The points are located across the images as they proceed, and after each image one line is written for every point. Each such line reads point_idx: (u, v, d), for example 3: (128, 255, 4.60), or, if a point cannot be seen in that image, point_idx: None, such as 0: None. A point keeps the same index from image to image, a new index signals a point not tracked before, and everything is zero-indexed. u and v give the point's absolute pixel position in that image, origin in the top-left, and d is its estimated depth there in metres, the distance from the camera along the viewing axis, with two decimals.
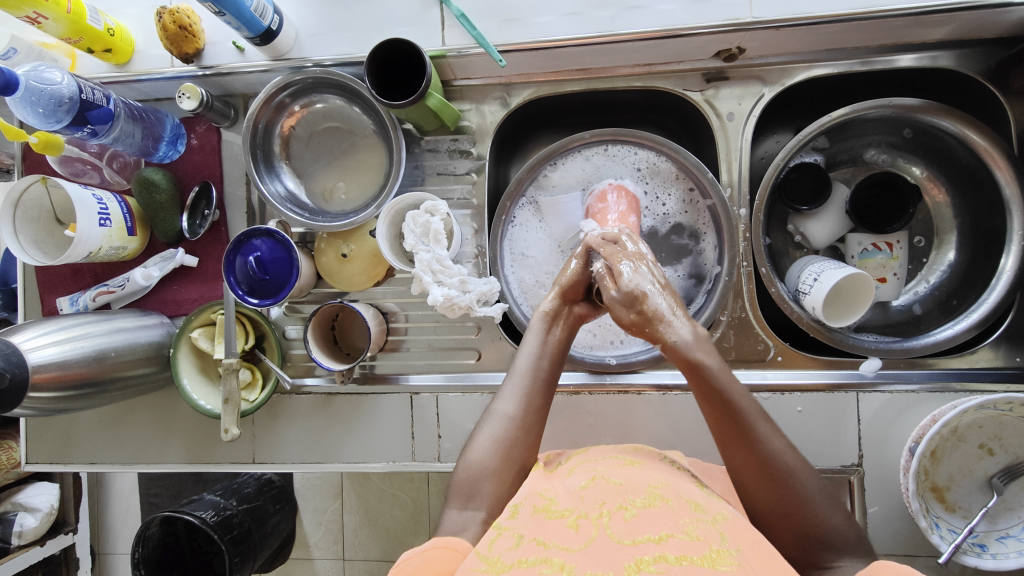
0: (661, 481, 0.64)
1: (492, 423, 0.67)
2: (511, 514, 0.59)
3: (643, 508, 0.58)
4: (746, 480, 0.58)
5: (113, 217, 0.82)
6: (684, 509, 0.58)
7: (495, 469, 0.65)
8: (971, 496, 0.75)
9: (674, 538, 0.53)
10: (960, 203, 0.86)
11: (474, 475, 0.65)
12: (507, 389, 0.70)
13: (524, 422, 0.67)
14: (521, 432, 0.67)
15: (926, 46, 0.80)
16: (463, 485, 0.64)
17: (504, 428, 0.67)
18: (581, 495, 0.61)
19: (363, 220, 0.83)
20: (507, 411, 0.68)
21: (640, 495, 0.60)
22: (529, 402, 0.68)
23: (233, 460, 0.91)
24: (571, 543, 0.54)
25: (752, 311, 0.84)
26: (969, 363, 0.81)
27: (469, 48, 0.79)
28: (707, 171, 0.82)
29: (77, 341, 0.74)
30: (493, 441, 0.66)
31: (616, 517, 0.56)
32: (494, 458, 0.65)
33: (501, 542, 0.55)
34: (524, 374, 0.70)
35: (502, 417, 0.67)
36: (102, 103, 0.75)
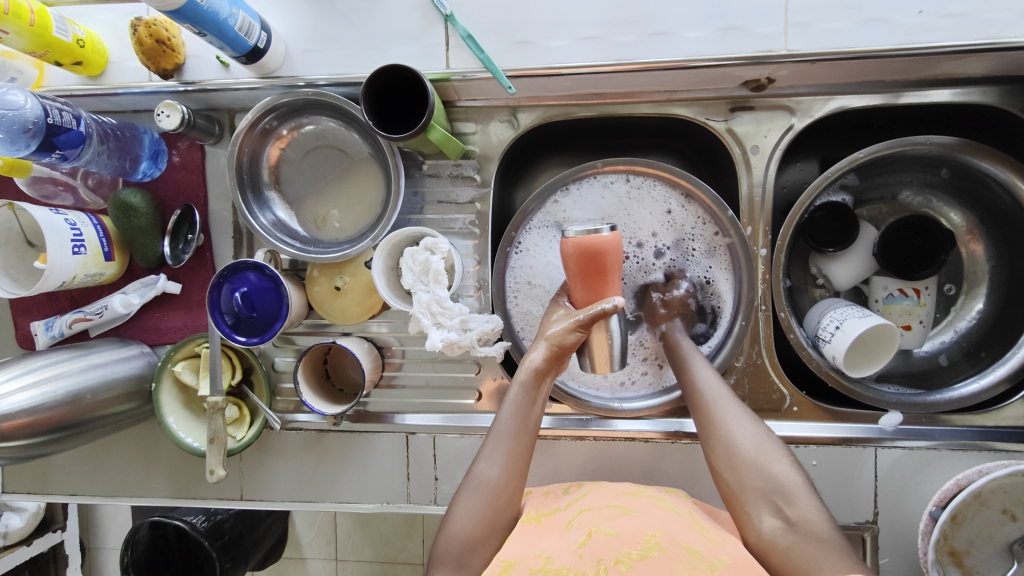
0: (658, 527, 0.62)
1: (472, 492, 0.64)
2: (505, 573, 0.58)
3: (640, 560, 0.57)
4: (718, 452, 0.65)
5: (88, 243, 0.76)
6: (681, 555, 0.57)
7: (478, 541, 0.61)
8: (990, 560, 0.71)
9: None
10: (994, 249, 0.81)
11: (457, 548, 0.61)
12: (490, 449, 0.66)
13: (508, 488, 0.64)
14: (505, 500, 0.64)
15: (967, 82, 0.74)
16: (450, 555, 0.60)
17: (485, 497, 0.63)
18: (579, 552, 0.60)
19: (358, 253, 0.77)
20: (489, 476, 0.65)
21: (636, 545, 0.59)
22: (512, 465, 0.65)
23: (220, 496, 0.87)
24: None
25: (768, 357, 0.79)
26: (994, 421, 0.77)
27: (475, 72, 0.73)
28: (727, 209, 0.77)
29: (50, 384, 0.69)
30: (474, 512, 0.63)
31: (613, 573, 0.56)
32: (477, 528, 0.62)
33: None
34: (508, 435, 0.67)
35: (483, 485, 0.64)
36: (72, 126, 0.68)
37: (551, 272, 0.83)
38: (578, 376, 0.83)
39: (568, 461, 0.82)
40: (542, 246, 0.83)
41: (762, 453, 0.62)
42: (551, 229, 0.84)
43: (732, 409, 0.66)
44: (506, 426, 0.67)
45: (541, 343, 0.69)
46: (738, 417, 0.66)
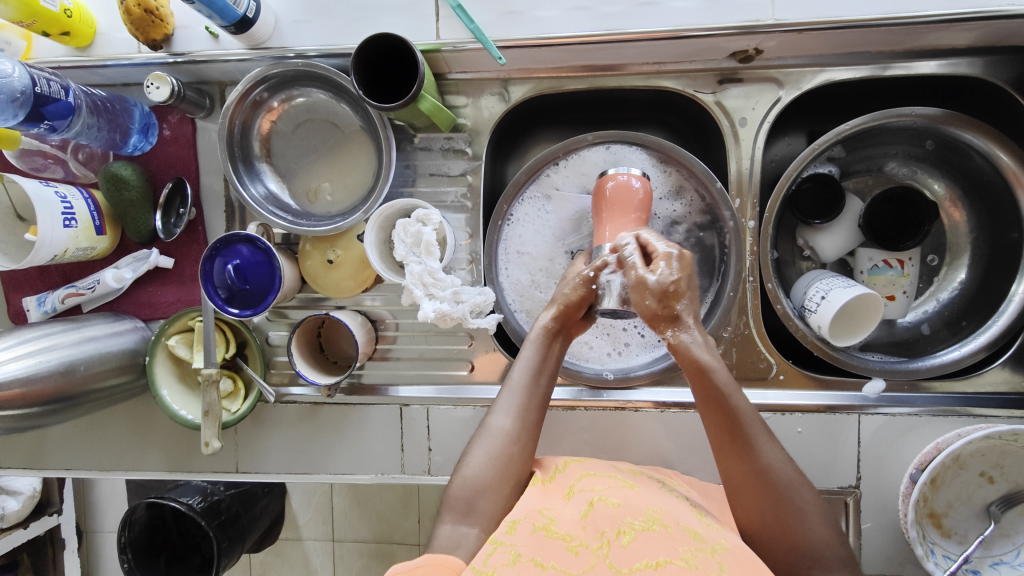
0: (661, 505, 0.61)
1: (487, 439, 0.67)
2: (510, 530, 0.58)
3: (642, 531, 0.56)
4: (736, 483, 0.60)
5: (79, 216, 0.76)
6: (682, 535, 0.56)
7: (489, 485, 0.64)
8: (968, 522, 0.74)
9: (671, 565, 0.52)
10: (977, 220, 0.83)
11: (469, 491, 0.64)
12: (504, 401, 0.70)
13: (519, 438, 0.67)
14: (517, 448, 0.67)
15: (952, 53, 0.75)
16: (460, 502, 0.64)
17: (499, 444, 0.67)
18: (582, 523, 0.59)
19: (350, 225, 0.77)
20: (501, 426, 0.68)
21: (639, 517, 0.58)
22: (524, 414, 0.69)
23: (215, 469, 0.88)
24: (570, 567, 0.53)
25: (755, 327, 0.81)
26: (974, 387, 0.79)
27: (465, 42, 0.73)
28: (716, 180, 0.78)
29: (44, 355, 0.69)
30: (487, 458, 0.66)
31: (615, 545, 0.55)
32: (488, 472, 0.65)
33: (497, 557, 0.53)
34: (521, 389, 0.70)
35: (497, 433, 0.67)
36: (60, 96, 0.68)
37: (541, 244, 0.84)
38: (569, 347, 0.84)
39: (560, 431, 0.84)
40: (533, 218, 0.84)
41: (798, 498, 0.58)
42: (542, 201, 0.84)
43: (771, 442, 0.60)
44: (518, 381, 0.71)
45: (551, 303, 0.72)
46: (776, 454, 0.59)
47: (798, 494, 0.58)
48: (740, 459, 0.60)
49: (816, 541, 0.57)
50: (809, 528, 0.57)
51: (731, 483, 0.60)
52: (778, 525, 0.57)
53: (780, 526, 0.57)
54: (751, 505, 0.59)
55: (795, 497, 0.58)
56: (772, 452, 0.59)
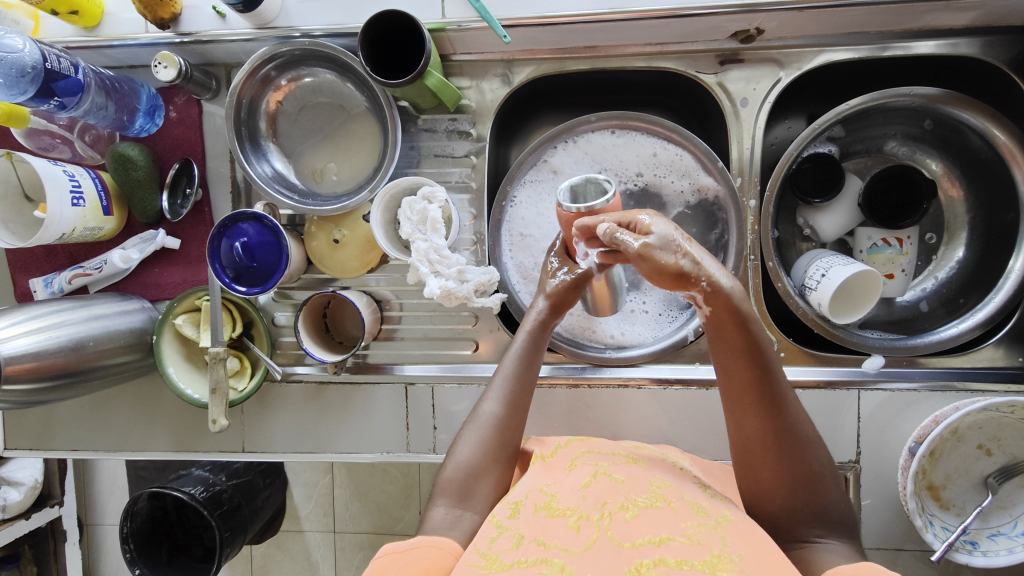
0: (664, 480, 0.61)
1: (478, 427, 0.67)
2: (513, 513, 0.57)
3: (644, 509, 0.56)
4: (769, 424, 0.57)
5: (87, 195, 0.77)
6: (685, 511, 0.56)
7: (480, 469, 0.64)
8: (966, 494, 0.76)
9: (674, 542, 0.52)
10: (974, 199, 0.84)
11: (464, 475, 0.64)
12: (494, 389, 0.69)
13: (510, 423, 0.67)
14: (508, 432, 0.67)
15: (949, 33, 0.76)
16: (454, 485, 0.63)
17: (491, 430, 0.67)
18: (583, 493, 0.59)
19: (356, 205, 0.78)
20: (493, 412, 0.68)
21: (642, 494, 0.58)
22: (514, 399, 0.69)
23: (221, 448, 0.89)
24: (571, 544, 0.53)
25: (756, 306, 0.82)
26: (970, 362, 0.80)
27: (470, 21, 0.74)
28: (717, 160, 0.79)
29: (53, 331, 0.70)
30: (478, 442, 0.66)
31: (617, 518, 0.55)
32: (480, 456, 0.65)
33: (501, 540, 0.54)
34: (513, 375, 0.69)
35: (489, 419, 0.67)
36: (69, 73, 0.69)
37: (545, 224, 0.85)
38: (572, 327, 0.85)
39: (564, 409, 0.85)
40: (536, 197, 0.85)
41: (802, 438, 0.57)
42: (545, 181, 0.85)
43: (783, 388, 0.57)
44: (509, 367, 0.70)
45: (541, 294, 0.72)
46: (783, 395, 0.57)
47: (801, 432, 0.57)
48: (757, 416, 0.57)
49: (815, 481, 0.57)
50: (812, 464, 0.57)
51: (741, 439, 0.58)
52: (782, 470, 0.57)
53: (786, 468, 0.57)
54: (759, 451, 0.57)
55: (808, 447, 0.56)
56: (782, 394, 0.57)
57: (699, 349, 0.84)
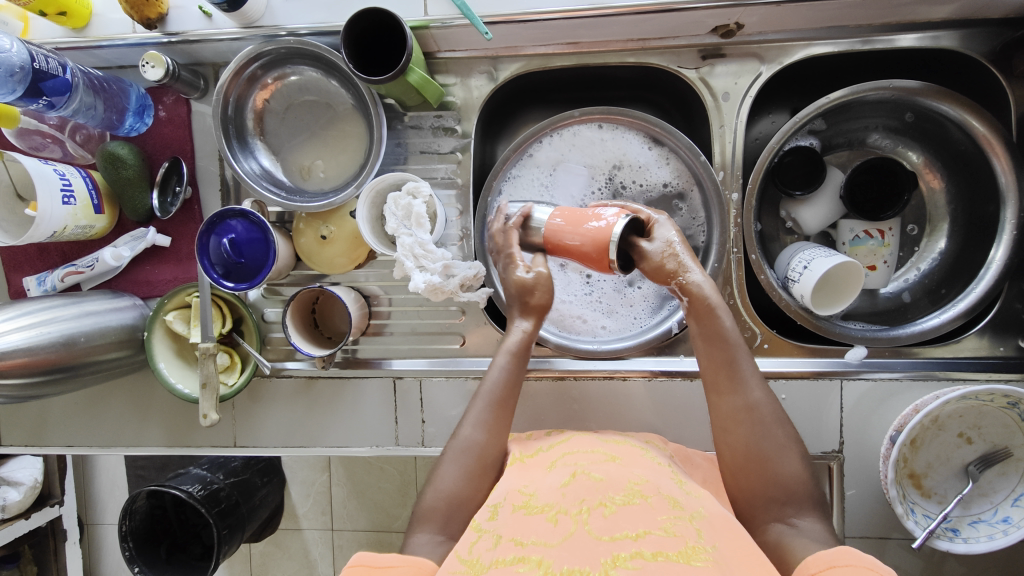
0: (642, 476, 0.62)
1: (460, 454, 0.67)
2: (491, 516, 0.58)
3: (622, 506, 0.57)
4: (726, 423, 0.63)
5: (78, 194, 0.77)
6: (662, 505, 0.56)
7: (464, 497, 0.65)
8: (948, 482, 0.76)
9: (651, 535, 0.52)
10: (954, 191, 0.85)
11: (446, 504, 0.64)
12: (474, 410, 0.70)
13: (491, 446, 0.68)
14: (491, 458, 0.68)
15: (929, 26, 0.77)
16: (437, 511, 0.64)
17: (472, 458, 0.67)
18: (562, 491, 0.60)
19: (342, 201, 0.79)
20: (473, 438, 0.68)
21: (620, 491, 0.59)
22: (496, 426, 0.69)
23: (214, 443, 0.90)
24: (550, 538, 0.54)
25: (740, 298, 0.83)
26: (953, 352, 0.81)
27: (453, 19, 0.75)
28: (700, 154, 0.80)
29: (44, 327, 0.71)
30: (460, 471, 0.66)
31: (595, 514, 0.56)
32: (464, 486, 0.66)
33: (482, 544, 0.54)
34: (491, 399, 0.70)
35: (471, 446, 0.68)
36: (57, 73, 0.70)
37: None
38: (559, 322, 0.86)
39: (551, 402, 0.86)
40: (522, 192, 0.87)
41: (773, 437, 0.61)
42: (530, 176, 0.86)
43: (751, 384, 0.63)
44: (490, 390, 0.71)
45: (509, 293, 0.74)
46: (754, 395, 0.63)
47: (773, 433, 0.61)
48: (726, 396, 0.63)
49: (787, 476, 0.60)
50: (784, 468, 0.60)
51: (719, 424, 0.63)
52: (753, 464, 0.60)
53: (747, 453, 0.61)
54: (730, 445, 0.62)
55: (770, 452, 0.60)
56: (745, 394, 0.63)
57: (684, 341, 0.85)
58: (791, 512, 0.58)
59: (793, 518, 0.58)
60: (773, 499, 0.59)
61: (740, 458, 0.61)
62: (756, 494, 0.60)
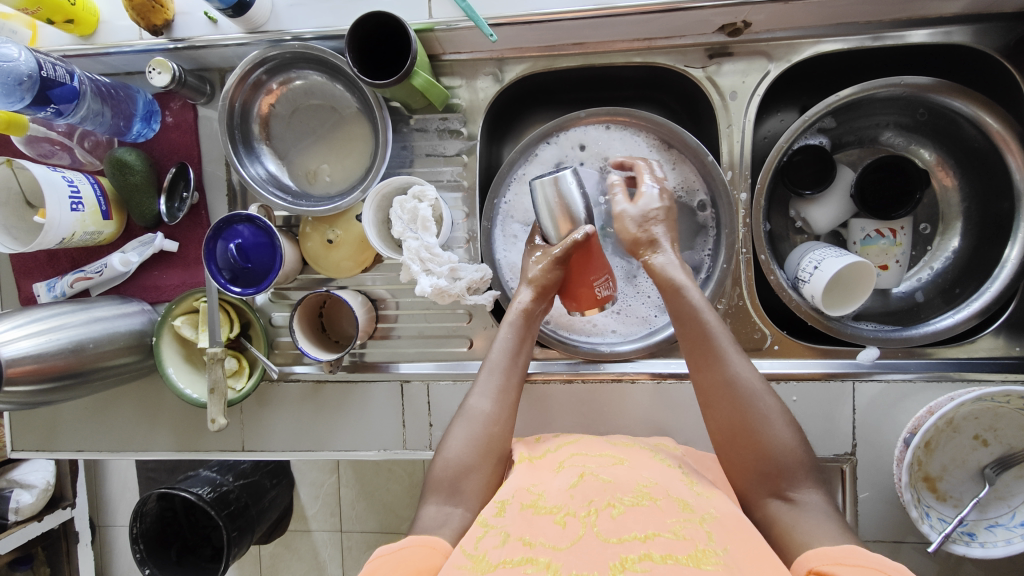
0: (650, 478, 0.62)
1: (466, 420, 0.68)
2: (499, 512, 0.58)
3: (631, 506, 0.56)
4: (708, 399, 0.65)
5: (86, 201, 0.78)
6: (672, 507, 0.56)
7: (471, 465, 0.65)
8: (963, 486, 0.75)
9: (660, 537, 0.52)
10: (968, 188, 0.84)
11: (453, 473, 0.65)
12: (482, 381, 0.71)
13: (499, 418, 0.69)
14: (497, 428, 0.68)
15: (941, 21, 0.76)
16: (444, 483, 0.64)
17: (477, 425, 0.68)
18: (570, 492, 0.60)
19: (349, 205, 0.79)
20: (480, 408, 0.69)
21: (629, 492, 0.59)
22: (501, 395, 0.70)
23: (222, 447, 0.90)
24: (558, 541, 0.53)
25: (749, 299, 0.82)
26: (967, 352, 0.80)
27: (458, 21, 0.75)
28: (707, 154, 0.79)
29: (54, 333, 0.71)
30: (467, 440, 0.67)
31: (603, 515, 0.56)
32: (471, 453, 0.66)
33: (488, 540, 0.54)
34: (500, 368, 0.72)
35: (476, 414, 0.69)
36: (65, 80, 0.70)
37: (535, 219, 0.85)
38: (568, 324, 0.85)
39: (558, 405, 0.85)
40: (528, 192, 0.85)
41: (762, 406, 0.62)
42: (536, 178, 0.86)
43: (736, 358, 0.65)
44: (497, 360, 0.73)
45: (528, 283, 0.74)
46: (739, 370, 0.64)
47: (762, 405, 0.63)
48: (706, 370, 0.65)
49: (774, 446, 0.61)
50: (777, 437, 0.61)
51: (702, 397, 0.66)
52: (747, 435, 0.62)
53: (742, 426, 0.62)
54: (717, 418, 0.64)
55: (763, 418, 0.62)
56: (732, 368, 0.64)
57: None
58: (801, 501, 0.58)
59: (790, 495, 0.59)
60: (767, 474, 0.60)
61: (728, 431, 0.63)
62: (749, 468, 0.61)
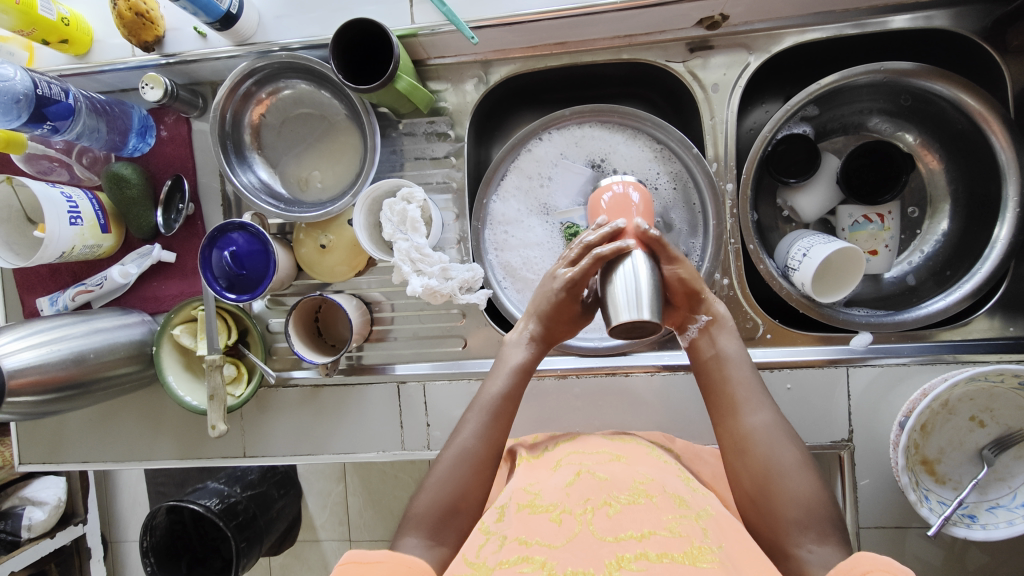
0: (647, 475, 0.63)
1: (454, 459, 0.67)
2: (499, 518, 0.58)
3: (626, 505, 0.57)
4: (738, 447, 0.63)
5: (85, 215, 0.80)
6: (668, 504, 0.58)
7: (458, 505, 0.65)
8: (962, 468, 0.75)
9: (656, 535, 0.53)
10: (954, 170, 0.84)
11: (436, 512, 0.64)
12: (472, 418, 0.70)
13: (483, 457, 0.67)
14: (485, 468, 0.67)
15: (919, 6, 0.76)
16: (427, 519, 0.64)
17: (466, 466, 0.67)
18: (566, 490, 0.60)
19: (340, 209, 0.80)
20: (467, 446, 0.68)
21: (624, 490, 0.60)
22: (488, 435, 0.69)
23: (224, 454, 0.91)
24: (554, 539, 0.54)
25: (740, 289, 0.82)
26: (962, 334, 0.79)
27: (440, 26, 0.77)
28: (692, 146, 0.81)
29: (55, 345, 0.73)
30: (450, 478, 0.66)
31: (600, 513, 0.56)
32: (458, 493, 0.65)
33: (487, 546, 0.54)
34: (487, 405, 0.70)
35: (465, 454, 0.67)
36: (60, 98, 0.72)
37: (522, 218, 0.87)
38: None
39: (554, 401, 0.86)
40: (519, 190, 0.87)
41: (786, 457, 0.61)
42: (527, 173, 0.87)
43: (756, 406, 0.64)
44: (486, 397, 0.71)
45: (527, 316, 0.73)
46: (759, 420, 0.63)
47: (802, 454, 0.61)
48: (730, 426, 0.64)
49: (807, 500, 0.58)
50: (800, 490, 0.59)
51: (729, 450, 0.64)
52: (769, 487, 0.60)
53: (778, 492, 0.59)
54: (745, 466, 0.62)
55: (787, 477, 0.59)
56: (758, 418, 0.63)
57: None
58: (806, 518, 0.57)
59: (813, 545, 0.56)
60: (797, 518, 0.58)
61: (755, 480, 0.61)
62: (780, 514, 0.58)
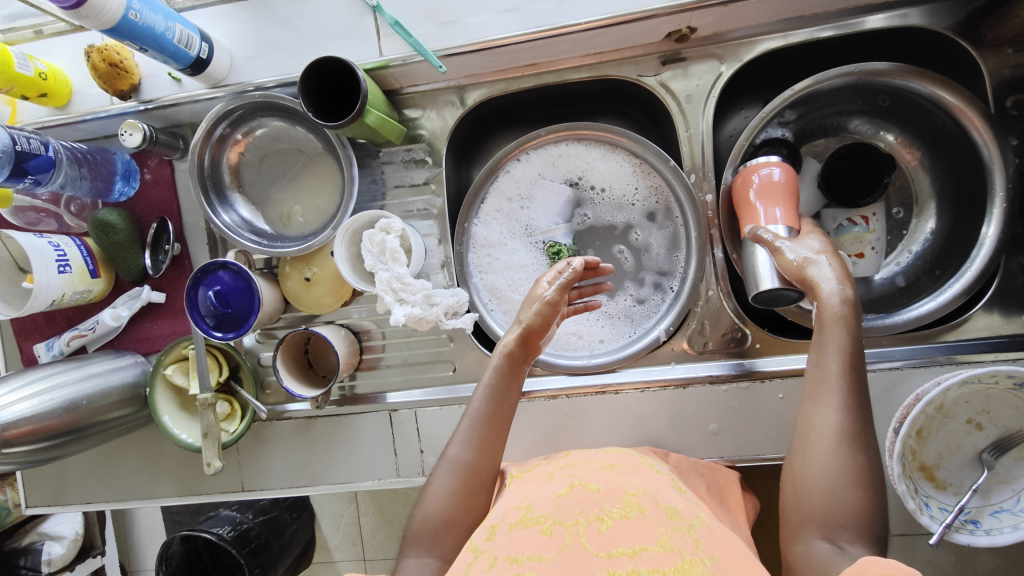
0: (639, 486, 0.62)
1: (447, 472, 0.67)
2: (489, 537, 0.58)
3: (619, 519, 0.57)
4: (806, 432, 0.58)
5: (73, 262, 0.81)
6: (659, 517, 0.57)
7: (452, 520, 0.65)
8: (962, 472, 0.73)
9: (647, 551, 0.53)
10: (936, 168, 0.83)
11: (433, 526, 0.64)
12: (462, 428, 0.69)
13: (478, 470, 0.67)
14: (480, 481, 0.67)
15: (891, 5, 0.75)
16: (425, 535, 0.64)
17: (459, 476, 0.67)
18: (558, 501, 0.61)
19: (321, 242, 0.81)
20: (460, 457, 0.68)
21: (616, 503, 0.59)
22: (484, 447, 0.68)
23: (222, 490, 0.92)
24: (544, 551, 0.54)
25: (726, 300, 0.82)
26: (958, 335, 0.78)
27: (410, 56, 0.77)
28: (668, 159, 0.80)
29: (47, 394, 0.74)
30: (447, 492, 0.66)
31: (591, 528, 0.56)
32: (451, 507, 0.65)
33: (477, 565, 0.54)
34: (480, 419, 0.69)
35: (458, 466, 0.67)
36: (40, 151, 0.74)
37: (506, 240, 0.88)
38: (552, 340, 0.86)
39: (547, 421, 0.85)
40: (501, 212, 0.88)
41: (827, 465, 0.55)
42: (506, 195, 0.88)
43: (848, 411, 0.57)
44: (479, 411, 0.70)
45: (515, 326, 0.72)
46: (828, 418, 0.57)
47: (851, 462, 0.55)
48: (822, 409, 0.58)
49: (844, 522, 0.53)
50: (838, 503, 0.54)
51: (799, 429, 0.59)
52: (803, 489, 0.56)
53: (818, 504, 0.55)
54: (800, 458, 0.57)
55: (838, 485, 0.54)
56: (829, 417, 0.57)
57: (673, 348, 0.84)
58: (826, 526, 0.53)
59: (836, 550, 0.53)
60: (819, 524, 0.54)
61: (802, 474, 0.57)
62: (811, 509, 0.55)
